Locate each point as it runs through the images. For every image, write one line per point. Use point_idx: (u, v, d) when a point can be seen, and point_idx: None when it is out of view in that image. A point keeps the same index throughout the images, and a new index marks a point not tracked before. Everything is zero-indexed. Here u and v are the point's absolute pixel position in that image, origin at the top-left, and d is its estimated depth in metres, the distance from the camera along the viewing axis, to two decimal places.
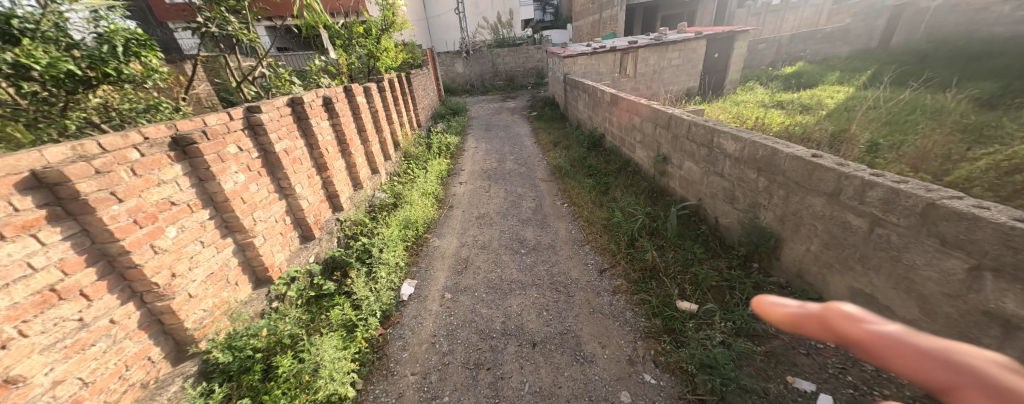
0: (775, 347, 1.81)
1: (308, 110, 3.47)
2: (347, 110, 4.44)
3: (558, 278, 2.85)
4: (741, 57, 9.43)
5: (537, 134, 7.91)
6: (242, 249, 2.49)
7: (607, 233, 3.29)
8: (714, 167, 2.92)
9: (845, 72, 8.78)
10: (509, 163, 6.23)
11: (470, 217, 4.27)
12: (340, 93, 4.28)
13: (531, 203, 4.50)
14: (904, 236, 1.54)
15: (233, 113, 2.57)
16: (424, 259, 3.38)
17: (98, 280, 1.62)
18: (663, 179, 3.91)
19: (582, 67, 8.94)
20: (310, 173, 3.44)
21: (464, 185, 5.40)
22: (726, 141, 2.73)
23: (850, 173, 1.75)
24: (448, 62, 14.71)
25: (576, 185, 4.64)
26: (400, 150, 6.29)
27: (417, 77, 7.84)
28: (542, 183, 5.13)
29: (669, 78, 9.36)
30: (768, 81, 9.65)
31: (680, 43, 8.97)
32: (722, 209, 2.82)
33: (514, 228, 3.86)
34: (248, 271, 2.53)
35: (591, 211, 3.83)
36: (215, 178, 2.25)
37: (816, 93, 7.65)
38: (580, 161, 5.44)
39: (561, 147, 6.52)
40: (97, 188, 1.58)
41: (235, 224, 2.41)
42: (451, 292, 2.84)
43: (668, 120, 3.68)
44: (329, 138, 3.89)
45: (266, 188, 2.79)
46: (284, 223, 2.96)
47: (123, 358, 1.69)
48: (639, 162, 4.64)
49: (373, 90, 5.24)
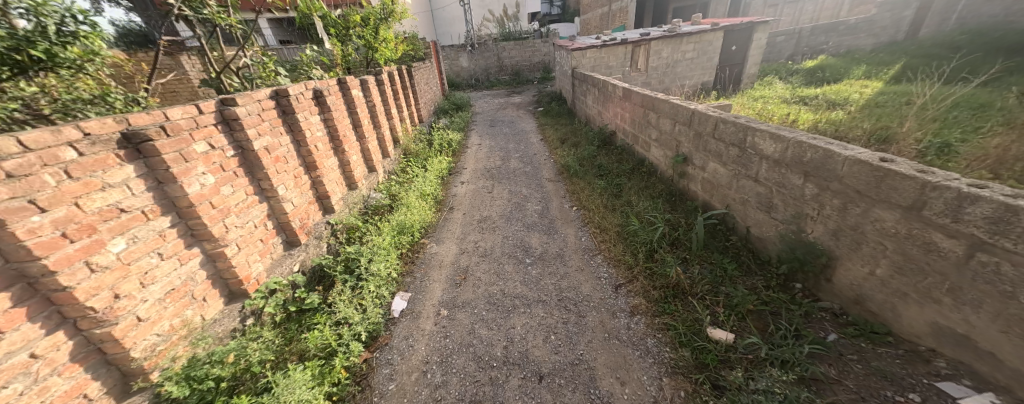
0: (840, 399, 1.48)
1: (295, 104, 3.20)
2: (340, 104, 4.18)
3: (567, 295, 2.54)
4: (760, 49, 8.91)
5: (543, 130, 7.59)
6: (212, 260, 2.21)
7: (621, 242, 2.97)
8: (745, 169, 2.59)
9: (871, 67, 8.27)
10: (514, 161, 5.93)
11: (471, 220, 3.97)
12: (332, 86, 4.02)
13: (536, 206, 4.19)
14: (1021, 266, 1.22)
15: (204, 106, 2.30)
16: (419, 268, 3.10)
17: (14, 307, 1.34)
18: (682, 181, 3.56)
19: (591, 60, 8.58)
20: (296, 173, 3.17)
21: (465, 184, 5.11)
22: (761, 140, 2.40)
23: (940, 183, 1.42)
24: (452, 56, 14.31)
25: (586, 187, 4.32)
26: (399, 147, 5.99)
27: (418, 71, 7.53)
28: (549, 184, 4.81)
29: (683, 72, 8.93)
30: (787, 76, 9.16)
31: (694, 35, 8.53)
32: (755, 218, 2.48)
33: (518, 234, 3.57)
34: (220, 284, 2.26)
35: (603, 216, 3.50)
36: (176, 181, 1.97)
37: (841, 88, 7.21)
38: (590, 160, 5.10)
39: (568, 144, 6.18)
40: (8, 196, 1.31)
41: (204, 233, 2.13)
42: (447, 308, 2.56)
43: (690, 117, 3.34)
44: (319, 134, 3.62)
45: (242, 190, 2.53)
46: (264, 228, 2.70)
47: (50, 399, 1.40)
48: (654, 161, 4.30)
49: (370, 83, 4.96)
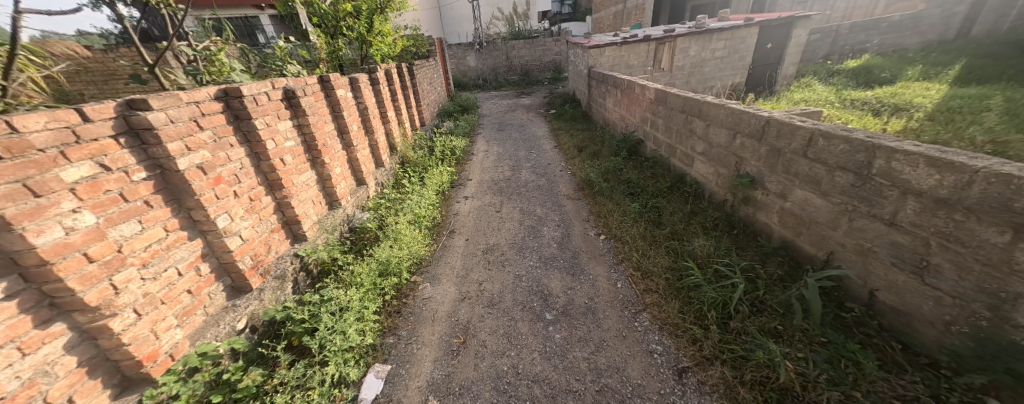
0: None
1: (252, 108, 2.51)
2: (321, 107, 3.51)
3: (610, 383, 1.80)
4: (799, 48, 7.98)
5: (557, 135, 6.86)
6: (91, 338, 1.51)
7: (675, 298, 2.21)
8: (867, 206, 1.83)
9: (926, 68, 7.32)
10: (525, 172, 5.22)
11: (475, 250, 3.28)
12: (308, 85, 3.33)
13: (554, 232, 3.46)
14: None
15: (95, 110, 1.60)
16: (407, 323, 2.40)
17: None
18: (745, 208, 2.81)
19: (610, 59, 7.83)
20: (248, 195, 2.45)
21: (469, 200, 4.40)
22: (908, 166, 1.63)
23: None
24: (459, 55, 13.62)
25: (614, 208, 3.57)
26: (396, 155, 5.31)
27: (420, 69, 6.83)
28: (567, 202, 4.07)
29: (711, 72, 8.12)
30: (827, 77, 8.29)
31: (726, 31, 7.72)
32: (890, 281, 1.72)
33: (534, 272, 2.86)
34: (105, 370, 1.56)
35: (642, 254, 2.76)
36: (11, 228, 1.25)
37: (896, 91, 6.38)
38: (615, 173, 4.35)
39: (587, 153, 5.42)
40: None
41: (68, 301, 1.42)
42: (438, 396, 1.86)
43: (762, 128, 2.58)
44: (288, 144, 2.93)
45: (158, 225, 1.83)
46: (193, 275, 1.99)
47: None
48: (698, 178, 3.55)
49: (360, 82, 4.30)
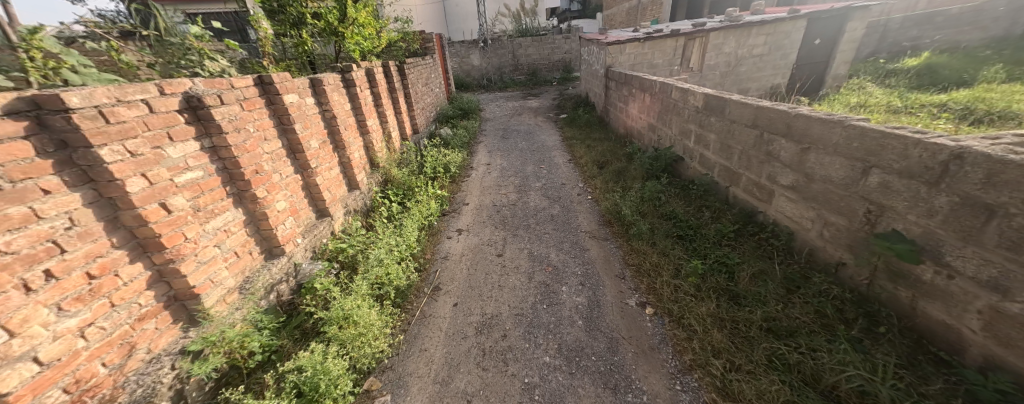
0: None
1: (88, 127, 1.50)
2: (255, 117, 2.52)
3: None
4: (854, 43, 6.81)
5: (570, 146, 5.84)
6: None
7: None
8: None
9: (1008, 68, 6.08)
10: (534, 195, 4.21)
11: (464, 329, 2.26)
12: (233, 88, 2.32)
13: (577, 297, 2.43)
14: None
15: None
16: None
17: None
18: (888, 286, 1.75)
19: (630, 57, 6.75)
20: (75, 273, 1.48)
21: (463, 237, 3.39)
22: None
23: None
24: (462, 53, 12.69)
25: (664, 261, 2.53)
26: (376, 172, 4.32)
27: (412, 68, 5.86)
28: (591, 244, 3.05)
29: (749, 73, 7.04)
30: (882, 78, 7.13)
31: (768, 25, 6.64)
32: None
33: (552, 380, 1.84)
34: None
35: (728, 362, 1.74)
36: None
37: (981, 94, 5.25)
38: (654, 202, 3.31)
39: (611, 171, 4.38)
40: None
41: None
42: None
43: (944, 166, 1.51)
44: (183, 178, 1.94)
45: None
46: None
47: None
48: (781, 220, 2.50)
49: (325, 84, 3.33)
